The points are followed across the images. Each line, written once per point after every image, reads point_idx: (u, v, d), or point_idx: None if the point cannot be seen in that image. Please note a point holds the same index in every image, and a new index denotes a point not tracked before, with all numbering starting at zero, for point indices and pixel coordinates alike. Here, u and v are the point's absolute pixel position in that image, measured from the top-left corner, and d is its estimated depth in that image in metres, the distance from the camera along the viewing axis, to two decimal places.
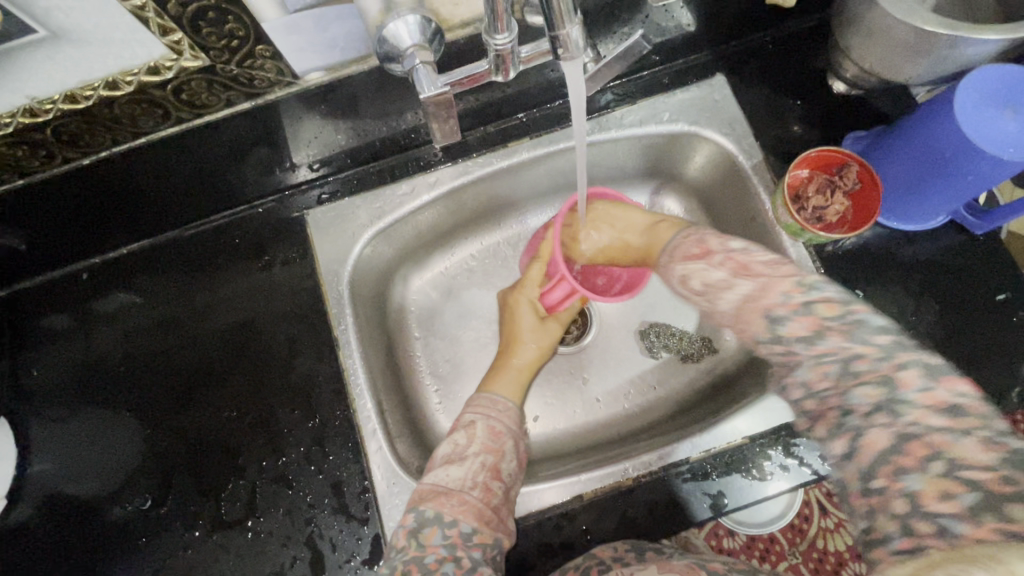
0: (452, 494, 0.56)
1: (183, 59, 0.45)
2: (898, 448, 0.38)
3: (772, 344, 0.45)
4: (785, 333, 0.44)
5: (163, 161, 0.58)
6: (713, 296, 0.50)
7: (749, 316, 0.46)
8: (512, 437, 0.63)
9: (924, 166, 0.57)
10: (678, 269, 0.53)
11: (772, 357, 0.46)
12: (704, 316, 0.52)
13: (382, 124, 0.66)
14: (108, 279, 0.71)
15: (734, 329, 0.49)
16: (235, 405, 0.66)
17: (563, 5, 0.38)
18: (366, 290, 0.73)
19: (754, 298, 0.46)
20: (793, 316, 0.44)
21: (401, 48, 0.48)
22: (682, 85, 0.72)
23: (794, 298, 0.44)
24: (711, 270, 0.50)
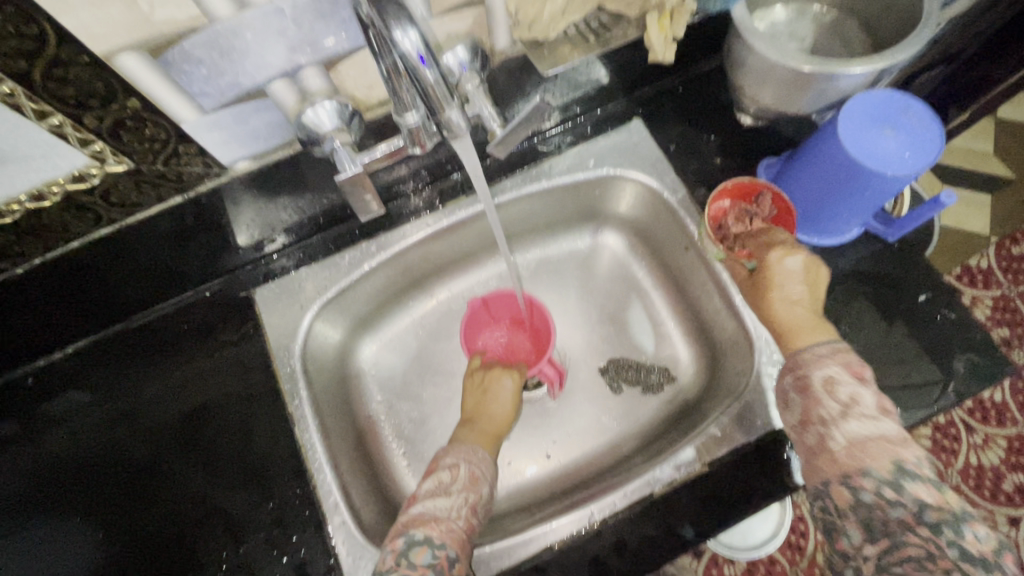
0: (442, 520, 0.53)
1: (107, 165, 0.47)
2: (929, 556, 0.43)
3: (880, 482, 0.46)
4: (910, 492, 0.46)
5: (103, 260, 0.59)
6: (852, 411, 0.50)
7: (874, 452, 0.48)
8: (490, 484, 0.60)
9: (829, 187, 0.61)
10: (827, 372, 0.53)
11: (860, 483, 0.47)
12: (821, 420, 0.51)
13: (320, 198, 0.68)
14: (56, 380, 0.70)
15: (836, 449, 0.49)
16: (193, 497, 0.64)
17: (440, 92, 0.41)
18: (322, 362, 0.74)
19: (890, 440, 0.48)
20: (920, 481, 0.46)
21: (321, 132, 0.49)
22: (603, 132, 0.76)
23: (923, 465, 0.47)
24: (865, 396, 0.51)
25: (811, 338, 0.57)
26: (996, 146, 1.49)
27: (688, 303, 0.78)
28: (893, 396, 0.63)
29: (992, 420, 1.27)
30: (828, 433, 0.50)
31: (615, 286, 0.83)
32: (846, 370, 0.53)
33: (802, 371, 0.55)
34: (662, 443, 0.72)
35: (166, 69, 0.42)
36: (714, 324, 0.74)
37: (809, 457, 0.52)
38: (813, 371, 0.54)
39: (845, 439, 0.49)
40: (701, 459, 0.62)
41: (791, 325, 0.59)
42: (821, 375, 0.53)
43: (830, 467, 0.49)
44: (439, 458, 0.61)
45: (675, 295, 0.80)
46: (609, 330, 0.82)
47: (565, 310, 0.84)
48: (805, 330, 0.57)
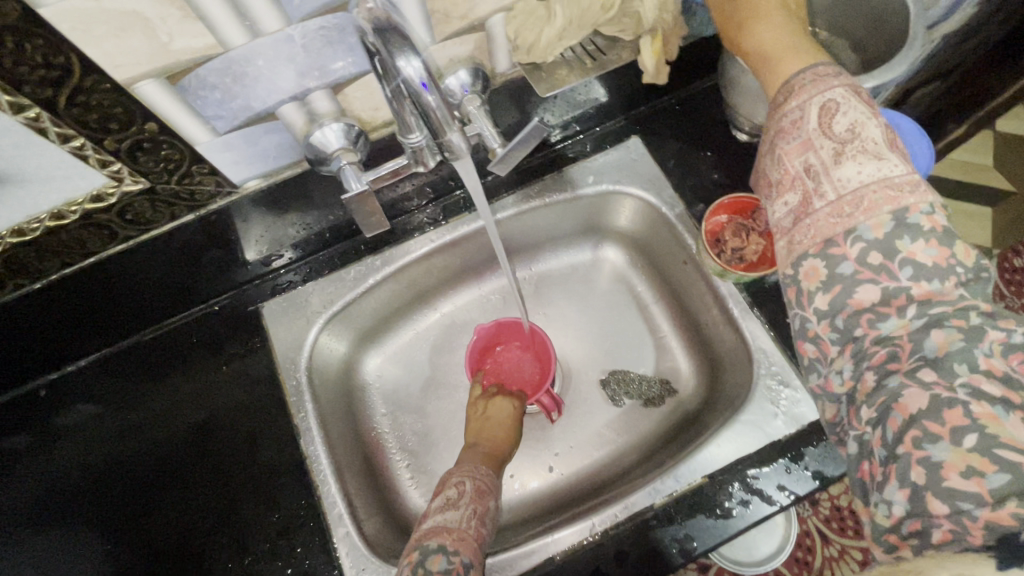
0: (454, 530, 0.53)
1: (124, 184, 0.49)
2: (932, 415, 0.38)
3: (867, 236, 0.42)
4: (905, 249, 0.41)
5: (117, 274, 0.61)
6: (845, 152, 0.44)
7: (871, 198, 0.43)
8: (495, 498, 0.61)
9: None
10: (828, 98, 0.45)
11: (841, 250, 0.43)
12: (804, 170, 0.46)
13: (327, 215, 0.70)
14: (67, 393, 0.72)
15: (821, 204, 0.45)
16: (199, 508, 0.65)
17: (442, 115, 0.43)
18: (327, 375, 0.75)
19: (891, 178, 0.43)
20: (925, 233, 0.41)
21: (328, 151, 0.52)
22: (602, 149, 0.78)
23: (933, 215, 0.42)
24: (868, 122, 0.44)
25: (798, 61, 0.49)
26: (996, 159, 1.50)
27: (687, 316, 0.79)
28: None
29: None
30: (817, 186, 0.45)
31: (615, 299, 0.85)
32: (865, 107, 0.45)
33: (789, 130, 0.47)
34: (663, 454, 0.73)
35: (183, 94, 0.44)
36: (714, 336, 0.75)
37: (797, 218, 0.46)
38: (811, 95, 0.46)
39: (836, 191, 0.44)
40: (701, 471, 0.63)
41: (773, 47, 0.50)
42: (815, 108, 0.45)
43: (816, 224, 0.45)
44: (448, 477, 0.63)
45: (675, 308, 0.81)
46: (610, 342, 0.83)
47: (566, 323, 0.85)
48: (790, 52, 0.49)
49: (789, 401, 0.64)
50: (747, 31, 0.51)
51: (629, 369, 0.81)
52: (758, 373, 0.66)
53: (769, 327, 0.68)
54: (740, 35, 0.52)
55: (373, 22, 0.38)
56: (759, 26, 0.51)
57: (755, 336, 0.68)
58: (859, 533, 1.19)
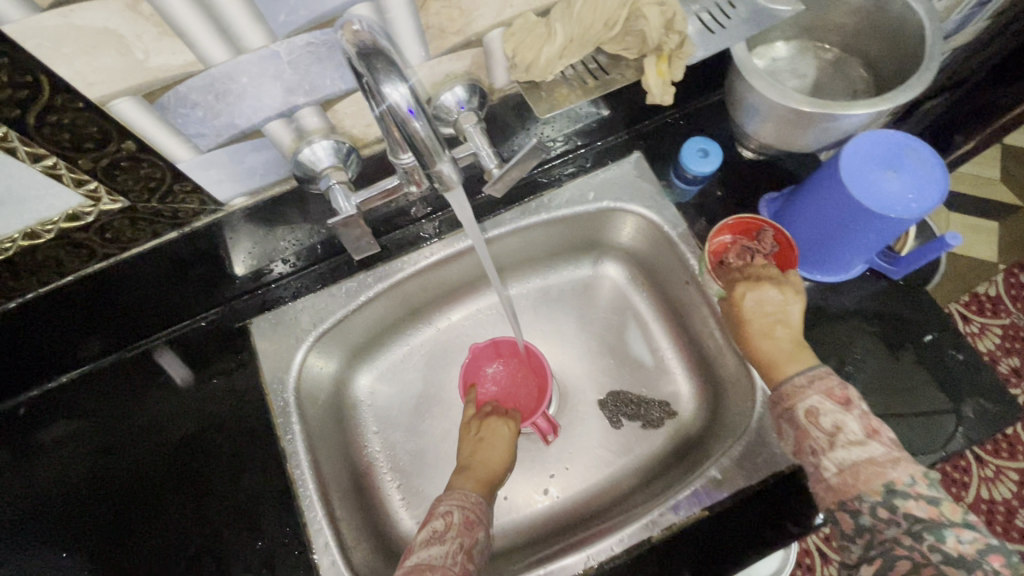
0: (437, 569, 0.51)
1: (102, 203, 0.47)
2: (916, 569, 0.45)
3: (872, 504, 0.47)
4: (900, 507, 0.46)
5: (98, 292, 0.59)
6: (840, 444, 0.50)
7: (863, 475, 0.48)
8: (485, 527, 0.59)
9: (830, 225, 0.61)
10: (810, 405, 0.53)
11: (855, 507, 0.48)
12: (811, 455, 0.51)
13: (317, 229, 0.68)
14: (48, 410, 0.69)
15: (829, 478, 0.50)
16: (182, 534, 0.63)
17: (432, 145, 0.40)
18: (316, 393, 0.73)
19: (878, 463, 0.48)
20: (912, 497, 0.46)
21: (317, 169, 0.51)
22: (604, 164, 0.76)
23: (918, 482, 0.47)
24: (850, 421, 0.50)
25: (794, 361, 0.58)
26: (1004, 172, 1.48)
27: (690, 338, 0.77)
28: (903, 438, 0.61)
29: (1002, 453, 1.25)
30: (819, 460, 0.51)
31: (615, 318, 0.82)
32: (828, 399, 0.53)
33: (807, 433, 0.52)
34: (662, 482, 0.71)
35: (161, 112, 0.42)
36: (715, 360, 0.73)
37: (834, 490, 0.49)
38: (803, 402, 0.54)
39: (838, 466, 0.49)
40: (701, 503, 0.60)
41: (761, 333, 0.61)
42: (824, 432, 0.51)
43: (823, 492, 0.50)
44: (437, 505, 0.60)
45: (676, 329, 0.79)
46: (609, 362, 0.80)
47: (564, 341, 0.82)
48: (794, 360, 0.58)
49: None
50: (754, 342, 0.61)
51: (628, 390, 0.79)
52: None
53: None
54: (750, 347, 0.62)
55: (358, 45, 0.36)
56: (765, 287, 0.62)
57: None
58: None
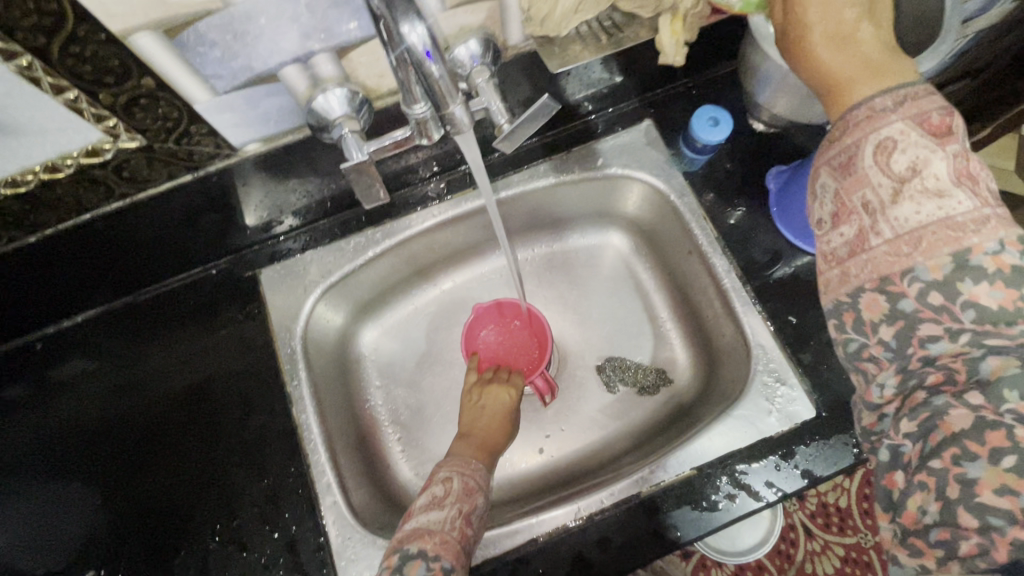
0: (434, 534, 0.52)
1: (120, 141, 0.48)
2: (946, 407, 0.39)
3: (928, 281, 0.39)
4: (967, 293, 0.38)
5: (115, 233, 0.60)
6: (903, 194, 0.40)
7: (947, 233, 0.39)
8: (484, 493, 0.61)
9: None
10: (885, 135, 0.41)
11: (903, 287, 0.40)
12: (865, 208, 0.42)
13: (327, 183, 0.69)
14: (64, 348, 0.72)
15: (880, 244, 0.41)
16: (192, 470, 0.66)
17: (445, 86, 0.41)
18: (322, 344, 0.75)
19: (958, 221, 0.39)
20: (985, 273, 0.38)
21: (330, 118, 0.51)
22: (613, 131, 0.76)
23: (1009, 244, 0.38)
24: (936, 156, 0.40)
25: (877, 83, 0.42)
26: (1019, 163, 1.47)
27: (689, 308, 0.78)
28: None
29: None
30: (873, 225, 0.41)
31: (616, 286, 0.84)
32: (920, 126, 0.40)
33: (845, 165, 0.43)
34: (654, 444, 0.73)
35: (182, 50, 0.43)
36: (713, 330, 0.74)
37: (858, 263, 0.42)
38: (871, 134, 0.41)
39: (894, 231, 0.40)
40: (690, 463, 0.62)
41: (855, 70, 0.43)
42: (871, 151, 0.41)
43: (865, 270, 0.42)
44: (440, 471, 0.62)
45: (677, 299, 0.80)
46: (608, 329, 0.82)
47: (565, 306, 0.84)
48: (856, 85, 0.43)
49: (784, 399, 0.63)
50: (811, 49, 0.43)
51: (625, 356, 0.81)
52: (755, 369, 0.65)
53: (769, 323, 0.67)
54: (804, 65, 0.44)
55: None
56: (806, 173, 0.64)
57: (755, 331, 0.66)
58: (843, 530, 1.26)
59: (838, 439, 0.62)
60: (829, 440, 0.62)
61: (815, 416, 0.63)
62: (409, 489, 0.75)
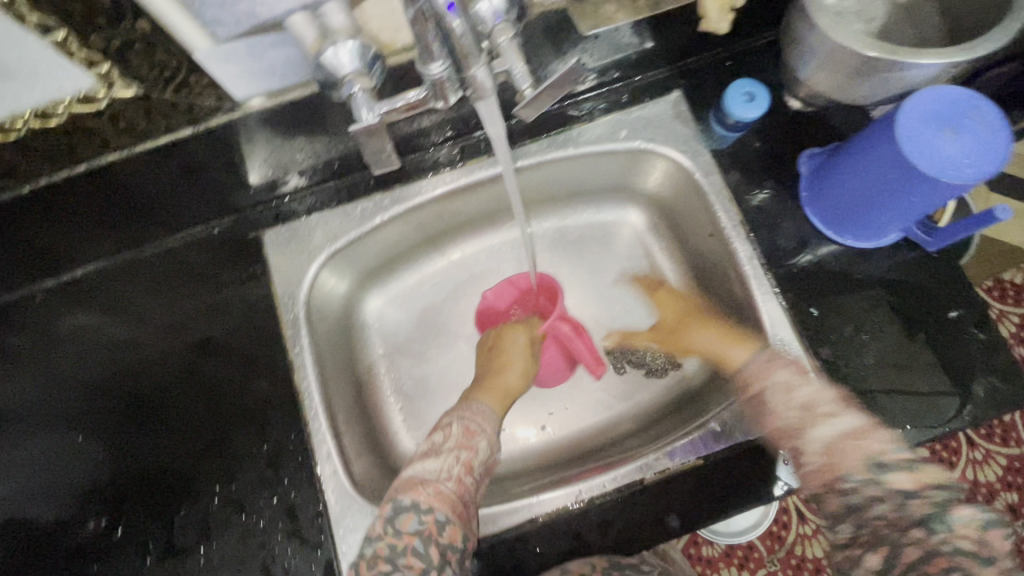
0: (428, 484, 0.53)
1: (114, 88, 0.45)
2: (924, 557, 0.44)
3: (860, 483, 0.48)
4: (887, 483, 0.48)
5: (113, 187, 0.57)
6: (812, 420, 0.54)
7: (850, 451, 0.50)
8: (487, 435, 0.61)
9: (875, 182, 0.57)
10: (782, 379, 0.59)
11: (862, 488, 0.48)
12: (786, 434, 0.55)
13: (335, 145, 0.65)
14: (65, 300, 0.70)
15: (812, 463, 0.52)
16: (192, 431, 0.65)
17: (469, 48, 0.43)
18: (326, 310, 0.73)
19: (855, 436, 0.51)
20: (898, 470, 0.48)
21: (339, 74, 0.46)
22: (640, 101, 0.72)
23: (899, 454, 0.49)
24: (804, 389, 0.57)
25: None
26: None
27: (705, 292, 0.75)
28: (908, 410, 0.60)
29: (995, 438, 1.29)
30: (795, 441, 0.54)
31: (631, 265, 0.81)
32: (795, 374, 0.58)
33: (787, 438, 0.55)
34: (659, 429, 0.72)
35: None
36: (729, 317, 0.72)
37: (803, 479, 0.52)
38: (768, 382, 0.59)
39: (816, 447, 0.53)
40: (697, 452, 0.61)
41: None
42: None
43: None
44: (446, 417, 0.63)
45: (693, 283, 0.77)
46: (619, 309, 0.80)
47: (577, 283, 0.81)
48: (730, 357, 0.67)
49: None
50: None
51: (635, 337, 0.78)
52: (771, 360, 0.62)
53: (790, 314, 0.64)
54: None
55: None
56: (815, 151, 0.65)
57: (774, 321, 0.64)
58: None
59: None
60: None
61: None
62: (409, 459, 0.75)
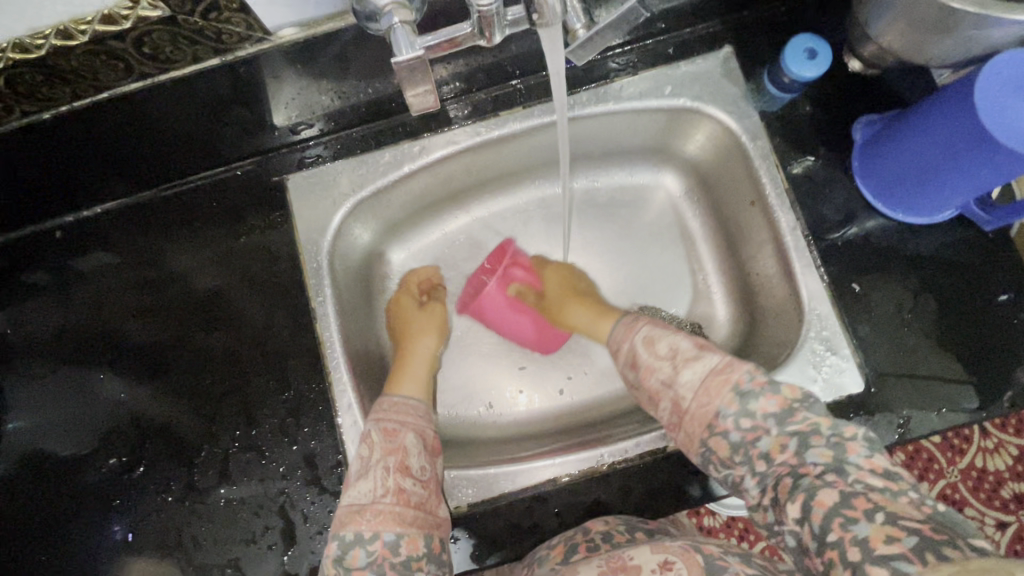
0: (366, 509, 0.52)
1: (140, 7, 0.42)
2: (844, 502, 0.44)
3: (735, 417, 0.52)
4: (753, 411, 0.52)
5: (133, 119, 0.55)
6: (680, 365, 0.57)
7: (715, 390, 0.54)
8: (411, 429, 0.59)
9: (938, 159, 0.54)
10: (644, 335, 0.61)
11: (722, 428, 0.52)
12: (663, 387, 0.57)
13: (365, 87, 0.62)
14: (86, 237, 0.69)
15: (690, 407, 0.55)
16: (212, 375, 0.65)
17: None
18: (348, 261, 0.72)
19: (723, 371, 0.55)
20: (763, 397, 0.52)
21: (376, 6, 0.44)
22: (688, 56, 0.67)
23: (757, 379, 0.53)
24: (682, 341, 0.59)
25: None
26: None
27: (738, 263, 0.73)
28: (945, 394, 0.59)
29: (1009, 428, 1.28)
30: (676, 398, 0.56)
31: (662, 231, 0.78)
32: (657, 328, 0.61)
33: (657, 395, 0.58)
34: None
35: None
36: (762, 289, 0.69)
37: (677, 427, 0.56)
38: (634, 340, 0.62)
39: (689, 396, 0.55)
40: None
41: None
42: None
43: None
44: (366, 421, 0.60)
45: (726, 252, 0.74)
46: (647, 276, 0.77)
47: (605, 247, 0.79)
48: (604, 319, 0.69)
49: (832, 369, 0.59)
50: None
51: (661, 306, 0.76)
52: (806, 335, 0.60)
53: (830, 289, 0.62)
54: None
55: None
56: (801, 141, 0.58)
57: (813, 295, 0.61)
58: None
59: (882, 417, 0.59)
60: (872, 417, 0.59)
61: (862, 391, 0.59)
62: None
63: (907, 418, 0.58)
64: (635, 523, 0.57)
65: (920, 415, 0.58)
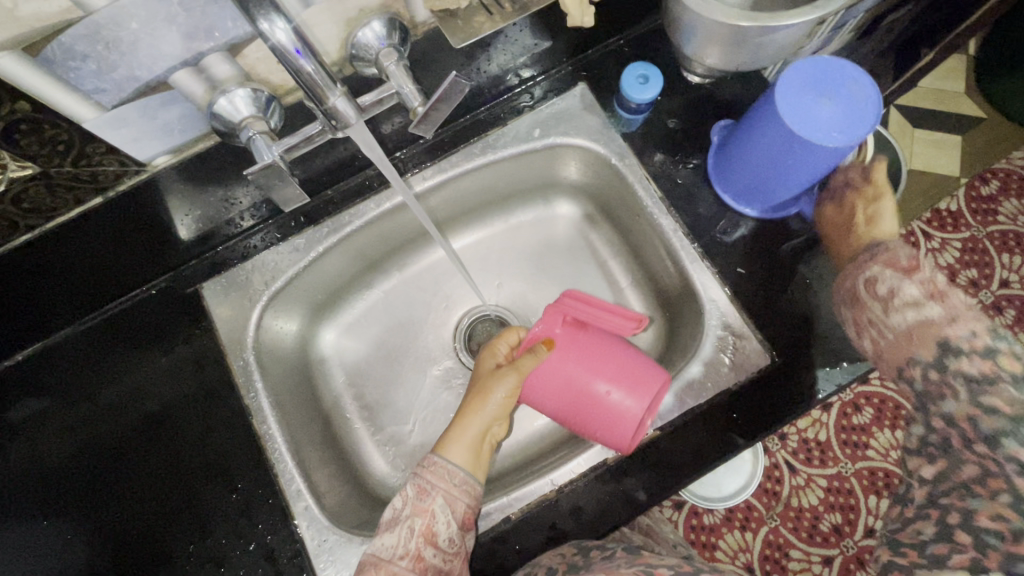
0: (384, 566, 0.54)
1: (9, 171, 0.45)
2: (978, 479, 0.45)
3: (925, 364, 0.50)
4: (953, 368, 0.48)
5: (36, 265, 0.57)
6: (891, 306, 0.53)
7: (917, 339, 0.51)
8: (447, 491, 0.57)
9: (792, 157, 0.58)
10: (868, 274, 0.56)
11: (910, 371, 0.52)
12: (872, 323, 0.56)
13: (257, 190, 0.66)
14: (6, 391, 0.68)
15: (885, 346, 0.54)
16: (155, 494, 0.65)
17: (323, 81, 0.43)
18: (278, 352, 0.74)
19: (935, 324, 0.50)
20: (966, 357, 0.48)
21: (235, 121, 0.49)
22: (547, 100, 0.74)
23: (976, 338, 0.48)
24: (907, 286, 0.53)
25: None
26: (965, 85, 1.57)
27: (645, 269, 0.78)
28: (843, 349, 0.64)
29: None
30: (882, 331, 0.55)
31: (572, 256, 0.82)
32: (888, 267, 0.55)
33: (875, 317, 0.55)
34: None
35: (49, 67, 0.39)
36: (669, 289, 0.74)
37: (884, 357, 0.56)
38: (855, 280, 0.58)
39: (893, 331, 0.53)
40: (653, 425, 0.63)
41: None
42: None
43: None
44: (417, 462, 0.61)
45: (632, 263, 0.79)
46: None
47: (523, 281, 0.83)
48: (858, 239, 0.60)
49: (738, 349, 0.64)
50: None
51: None
52: (707, 324, 0.65)
53: (719, 278, 0.67)
54: None
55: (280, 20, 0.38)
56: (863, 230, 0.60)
57: (706, 286, 0.67)
58: (825, 462, 1.33)
59: (793, 383, 0.63)
60: (785, 384, 0.63)
61: (769, 364, 0.64)
62: (386, 482, 0.75)
63: (814, 379, 0.63)
64: (586, 545, 0.59)
65: (824, 373, 0.63)
